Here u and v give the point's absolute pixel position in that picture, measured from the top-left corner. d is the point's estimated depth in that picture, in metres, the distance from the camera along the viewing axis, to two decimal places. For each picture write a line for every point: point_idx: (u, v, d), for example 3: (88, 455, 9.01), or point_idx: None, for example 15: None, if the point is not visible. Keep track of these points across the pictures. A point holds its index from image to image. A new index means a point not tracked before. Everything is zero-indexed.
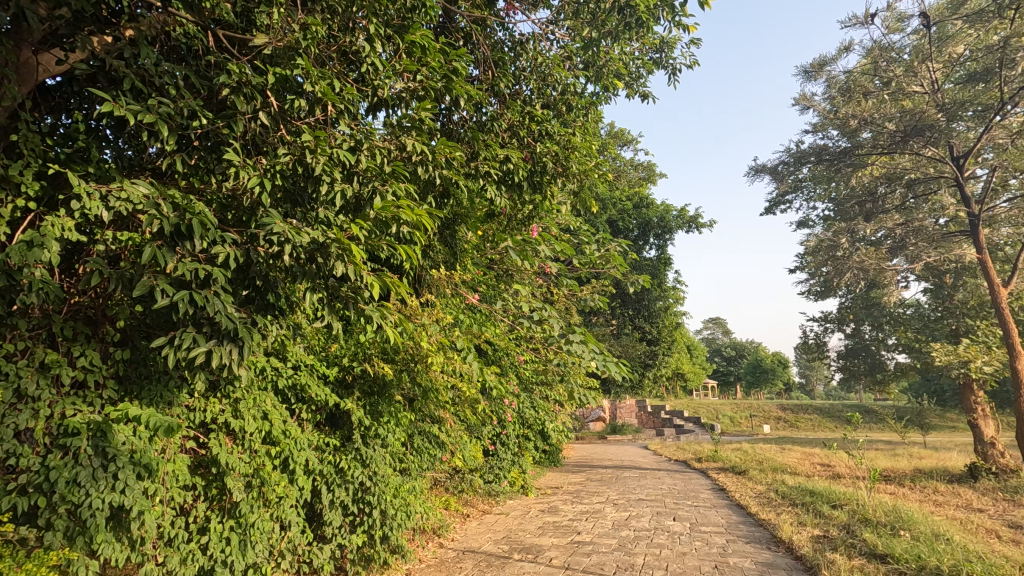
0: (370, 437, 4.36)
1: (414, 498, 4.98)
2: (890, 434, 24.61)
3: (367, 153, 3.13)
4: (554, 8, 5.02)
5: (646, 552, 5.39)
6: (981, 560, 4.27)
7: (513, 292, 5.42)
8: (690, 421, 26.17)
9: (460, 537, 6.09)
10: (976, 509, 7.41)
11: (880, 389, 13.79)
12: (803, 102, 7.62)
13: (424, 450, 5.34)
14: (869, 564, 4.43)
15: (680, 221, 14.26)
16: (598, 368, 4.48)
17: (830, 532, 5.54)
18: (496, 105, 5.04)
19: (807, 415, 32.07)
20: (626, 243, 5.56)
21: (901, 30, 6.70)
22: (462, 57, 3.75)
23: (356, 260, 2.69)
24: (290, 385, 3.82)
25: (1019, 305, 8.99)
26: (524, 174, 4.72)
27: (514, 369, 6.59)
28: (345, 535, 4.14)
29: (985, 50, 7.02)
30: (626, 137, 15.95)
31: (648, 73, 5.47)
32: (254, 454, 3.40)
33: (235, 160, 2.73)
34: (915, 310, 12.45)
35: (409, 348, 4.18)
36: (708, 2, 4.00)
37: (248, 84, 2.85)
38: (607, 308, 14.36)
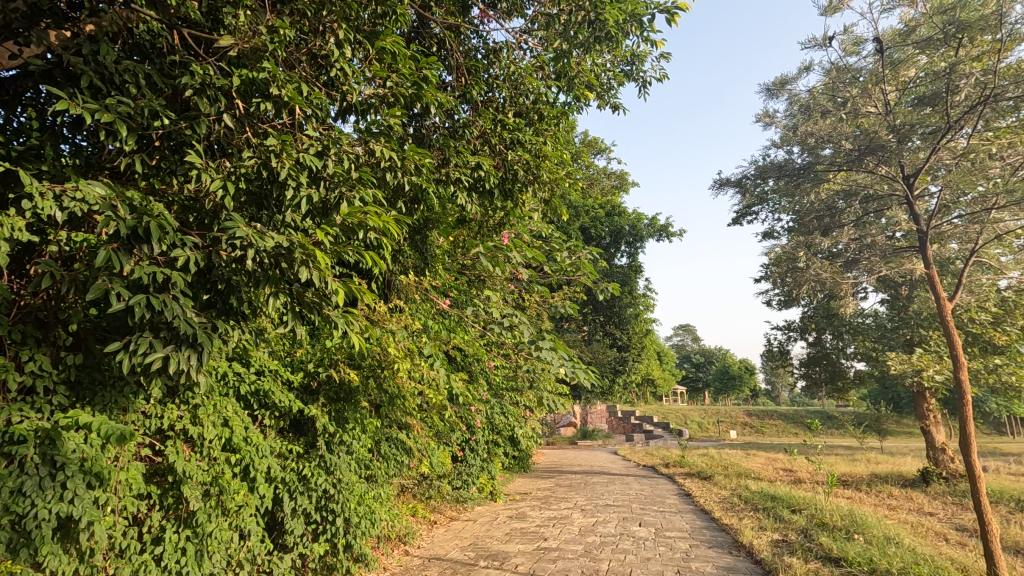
0: (335, 444, 4.32)
1: (380, 505, 4.93)
2: (850, 439, 25.45)
3: (334, 158, 3.10)
4: (527, 17, 5.07)
5: (611, 557, 5.45)
6: (929, 563, 4.44)
7: (484, 297, 5.42)
8: (660, 427, 26.58)
9: (426, 544, 6.05)
10: (927, 513, 7.70)
11: (840, 396, 14.23)
12: (765, 119, 7.78)
13: (390, 457, 5.29)
14: (824, 567, 4.58)
15: (650, 229, 14.51)
16: (567, 375, 4.53)
17: (789, 536, 5.70)
18: (468, 112, 5.06)
19: (772, 421, 32.89)
20: (597, 251, 5.62)
21: (856, 53, 6.92)
22: (432, 65, 3.76)
23: (321, 267, 2.67)
24: (252, 391, 3.75)
25: (968, 317, 9.41)
26: (495, 182, 4.79)
27: (483, 375, 6.60)
28: (307, 544, 4.07)
29: (934, 76, 7.20)
30: (599, 146, 16.14)
31: (619, 85, 5.55)
32: (213, 462, 3.32)
33: (197, 162, 2.68)
34: (874, 321, 12.71)
35: (376, 354, 4.16)
36: (675, 19, 4.10)
37: (212, 86, 2.81)
38: (578, 315, 14.49)
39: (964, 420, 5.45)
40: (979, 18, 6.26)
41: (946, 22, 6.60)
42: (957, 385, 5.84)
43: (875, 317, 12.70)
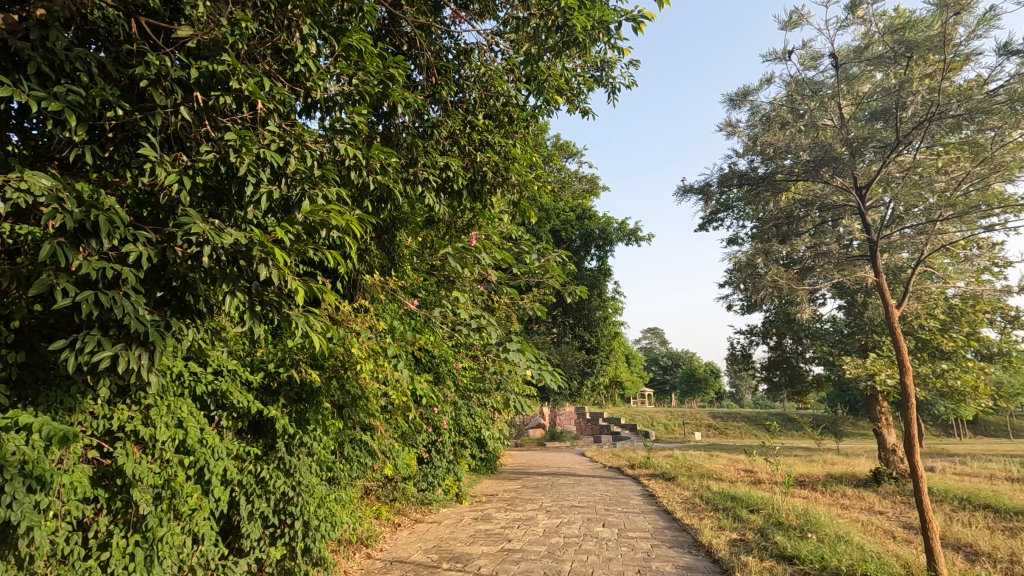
0: (295, 446, 4.22)
1: (341, 508, 4.86)
2: (808, 440, 26.31)
3: (297, 155, 3.05)
4: (499, 19, 5.08)
5: (573, 558, 5.49)
6: (876, 560, 4.62)
7: (452, 299, 5.40)
8: (627, 429, 26.92)
9: (389, 548, 5.97)
10: (877, 511, 8.02)
11: (799, 399, 14.67)
12: (727, 127, 7.92)
13: (353, 458, 5.22)
14: (778, 565, 4.73)
15: (620, 233, 14.67)
16: (533, 376, 4.54)
17: (746, 535, 5.84)
18: (437, 112, 5.06)
19: (735, 422, 33.74)
20: (565, 254, 5.65)
21: (813, 67, 7.12)
22: (400, 64, 3.73)
23: (280, 265, 2.62)
24: (209, 392, 3.65)
25: (919, 324, 9.82)
26: (463, 183, 4.79)
27: (451, 377, 6.57)
28: (264, 548, 3.99)
29: (883, 92, 7.38)
30: (570, 149, 16.27)
31: (588, 90, 5.61)
32: (165, 464, 3.22)
33: (152, 155, 2.59)
34: (832, 326, 13.08)
35: (339, 355, 4.11)
36: (642, 28, 4.17)
37: (168, 77, 2.72)
38: (548, 317, 14.56)
39: (908, 422, 5.69)
40: (925, 38, 6.53)
41: (896, 41, 6.86)
42: (904, 388, 6.10)
43: (833, 323, 13.09)
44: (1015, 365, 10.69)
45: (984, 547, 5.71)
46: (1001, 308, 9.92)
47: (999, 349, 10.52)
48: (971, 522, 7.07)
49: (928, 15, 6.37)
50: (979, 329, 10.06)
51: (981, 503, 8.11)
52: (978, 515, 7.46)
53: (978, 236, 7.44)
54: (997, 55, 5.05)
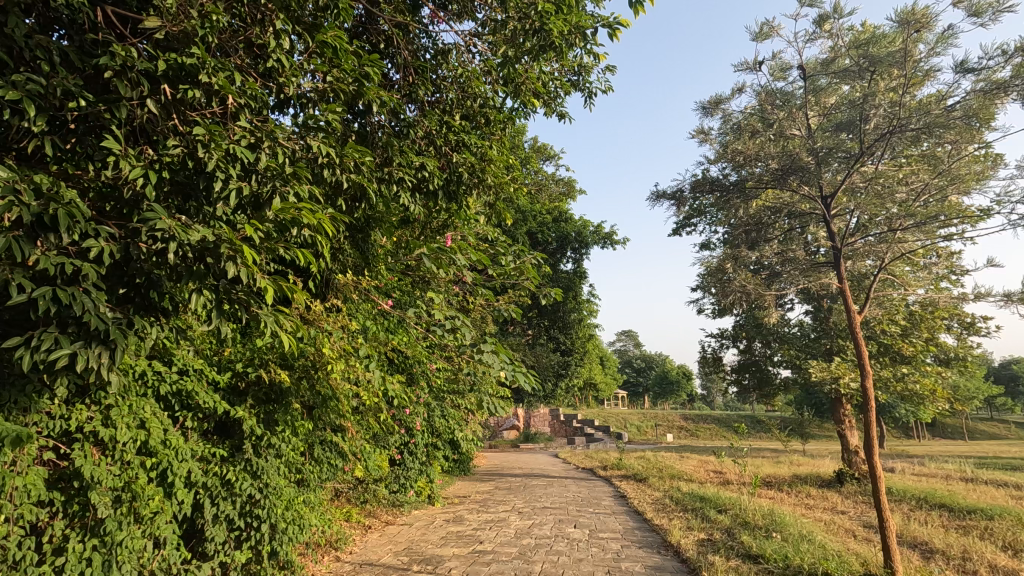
0: (262, 447, 4.14)
1: (309, 510, 4.78)
2: (776, 442, 26.92)
3: (268, 151, 3.01)
4: (478, 21, 5.09)
5: (544, 559, 5.51)
6: (836, 558, 4.75)
7: (426, 299, 5.36)
8: (601, 430, 27.13)
9: (359, 550, 5.90)
10: (839, 511, 8.25)
11: (767, 401, 14.99)
12: (700, 135, 7.99)
13: (323, 460, 5.14)
14: (743, 564, 4.82)
15: (595, 237, 14.76)
16: (506, 378, 4.55)
17: (713, 535, 5.95)
18: (414, 112, 5.06)
19: (706, 424, 34.32)
20: (540, 256, 5.67)
21: (782, 78, 7.28)
22: (375, 63, 3.70)
23: (248, 263, 2.58)
24: (174, 392, 3.57)
25: (882, 329, 10.15)
26: (439, 183, 4.78)
27: (424, 378, 6.53)
28: (228, 552, 3.90)
29: (848, 106, 6.92)
30: (548, 152, 16.33)
31: (565, 93, 5.65)
32: (126, 466, 3.13)
33: (116, 148, 2.52)
34: (799, 330, 13.40)
35: (309, 354, 4.06)
36: (617, 35, 4.22)
37: (134, 69, 2.65)
38: (523, 319, 14.57)
39: (868, 424, 5.87)
40: (887, 54, 6.27)
41: (860, 55, 6.62)
42: (865, 392, 6.29)
43: (800, 327, 13.39)
44: (970, 369, 11.12)
45: (938, 545, 5.92)
46: (958, 315, 10.31)
47: (955, 354, 10.93)
48: (926, 521, 7.33)
49: (891, 30, 6.16)
50: (938, 335, 10.43)
51: (937, 502, 8.42)
52: (933, 514, 7.74)
53: (937, 245, 7.73)
54: (954, 73, 5.26)
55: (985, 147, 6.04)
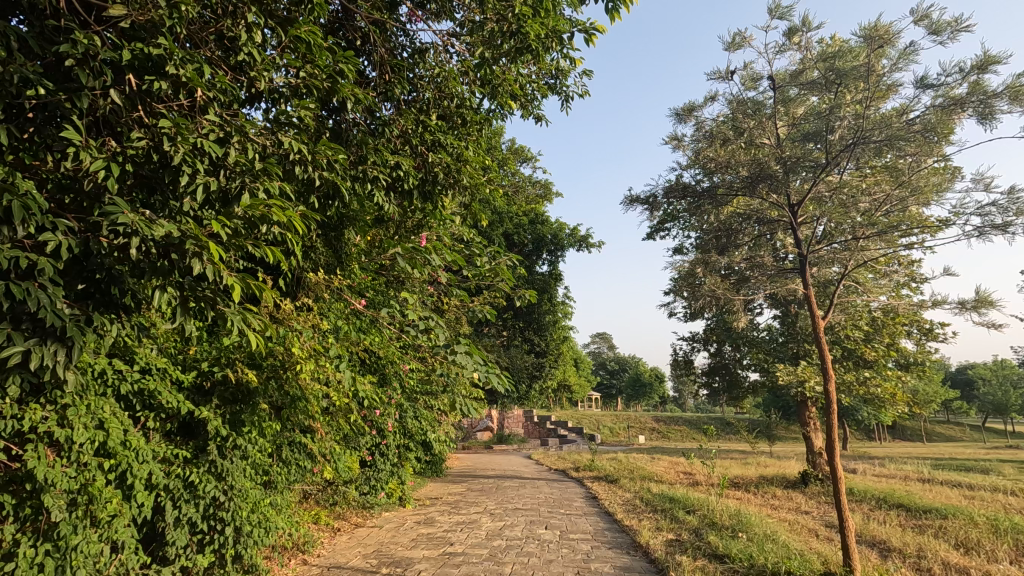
0: (228, 449, 4.04)
1: (276, 513, 4.68)
2: (743, 444, 27.51)
3: (237, 146, 2.95)
4: (456, 21, 5.08)
5: (514, 560, 5.52)
6: (799, 557, 4.87)
7: (400, 299, 5.32)
8: (574, 432, 27.31)
9: (327, 553, 5.81)
10: (803, 511, 8.46)
11: (736, 404, 15.29)
12: (674, 141, 8.02)
13: (292, 461, 5.05)
14: (709, 564, 4.91)
15: (571, 239, 14.84)
16: (479, 379, 4.53)
17: (682, 536, 6.04)
18: (389, 110, 5.01)
19: (677, 426, 34.84)
20: (515, 258, 5.67)
21: (754, 87, 7.41)
22: (350, 60, 3.65)
23: (215, 260, 2.52)
24: (135, 391, 3.45)
25: (846, 334, 10.46)
26: (414, 183, 4.76)
27: (396, 379, 6.46)
28: (190, 556, 3.79)
29: (815, 117, 6.64)
30: (525, 154, 16.37)
31: (542, 96, 5.68)
32: (82, 468, 3.01)
33: (76, 139, 2.44)
34: (768, 335, 13.66)
35: (279, 353, 3.98)
36: (593, 40, 4.26)
37: (97, 57, 2.56)
38: (498, 320, 14.56)
39: (831, 427, 6.03)
40: (851, 67, 6.20)
41: (827, 68, 6.47)
42: (828, 395, 6.46)
43: (769, 332, 13.64)
44: (928, 374, 11.53)
45: (895, 544, 6.13)
46: (917, 321, 10.68)
47: (914, 359, 11.32)
48: (885, 521, 7.57)
49: (855, 44, 6.21)
50: (898, 340, 10.78)
51: (895, 502, 8.71)
52: (892, 514, 8.00)
53: (898, 254, 7.99)
54: (914, 88, 5.46)
55: (944, 161, 6.26)
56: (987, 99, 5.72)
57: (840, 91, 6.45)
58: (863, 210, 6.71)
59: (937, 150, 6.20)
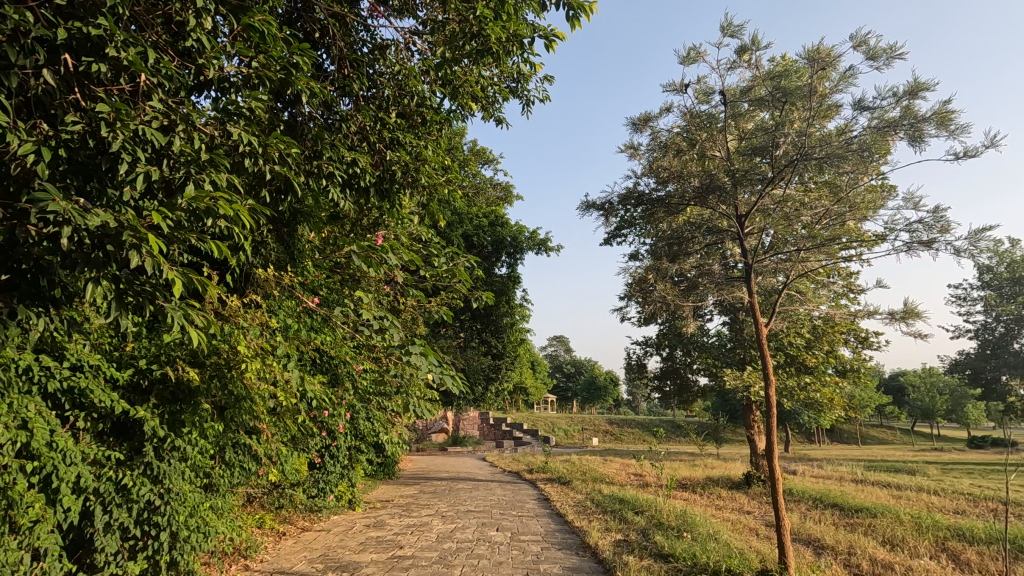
0: (166, 450, 3.86)
1: (217, 517, 4.51)
2: (692, 446, 28.34)
3: (183, 135, 2.83)
4: (419, 19, 5.04)
5: (464, 563, 5.50)
6: (738, 555, 5.05)
7: (355, 298, 5.23)
8: (529, 434, 27.47)
9: (271, 558, 5.63)
10: (745, 511, 8.79)
11: (685, 407, 15.73)
12: (630, 150, 8.16)
13: (235, 463, 4.88)
14: (654, 563, 5.02)
15: (530, 242, 14.91)
16: (434, 379, 4.49)
17: (629, 536, 6.17)
18: (347, 105, 4.93)
19: (630, 429, 35.56)
20: (473, 259, 5.66)
21: (706, 101, 7.62)
22: (306, 52, 3.56)
23: (155, 253, 2.40)
24: (65, 389, 3.26)
25: (789, 341, 10.92)
26: (371, 180, 4.69)
27: (348, 379, 6.32)
28: (121, 562, 3.61)
29: (762, 131, 6.75)
30: (487, 155, 16.36)
31: (503, 99, 5.69)
32: (1, 471, 2.83)
33: (2, 120, 2.29)
34: (716, 340, 14.08)
35: (223, 352, 3.83)
36: (553, 46, 4.31)
37: (29, 34, 2.41)
38: (455, 322, 14.50)
39: (771, 430, 6.27)
40: (796, 87, 6.36)
41: (774, 86, 6.57)
42: (769, 400, 6.72)
43: (718, 338, 14.05)
44: (863, 380, 12.16)
45: (828, 542, 6.44)
46: (854, 330, 11.26)
47: (851, 366, 11.93)
48: (820, 520, 7.95)
49: (799, 64, 6.32)
50: (837, 347, 11.33)
51: (829, 502, 9.15)
52: (826, 513, 8.41)
53: (838, 265, 8.39)
54: (851, 108, 5.77)
55: (880, 179, 6.62)
56: (917, 123, 6.06)
57: (787, 109, 6.62)
58: (805, 223, 7.02)
59: (874, 169, 6.54)
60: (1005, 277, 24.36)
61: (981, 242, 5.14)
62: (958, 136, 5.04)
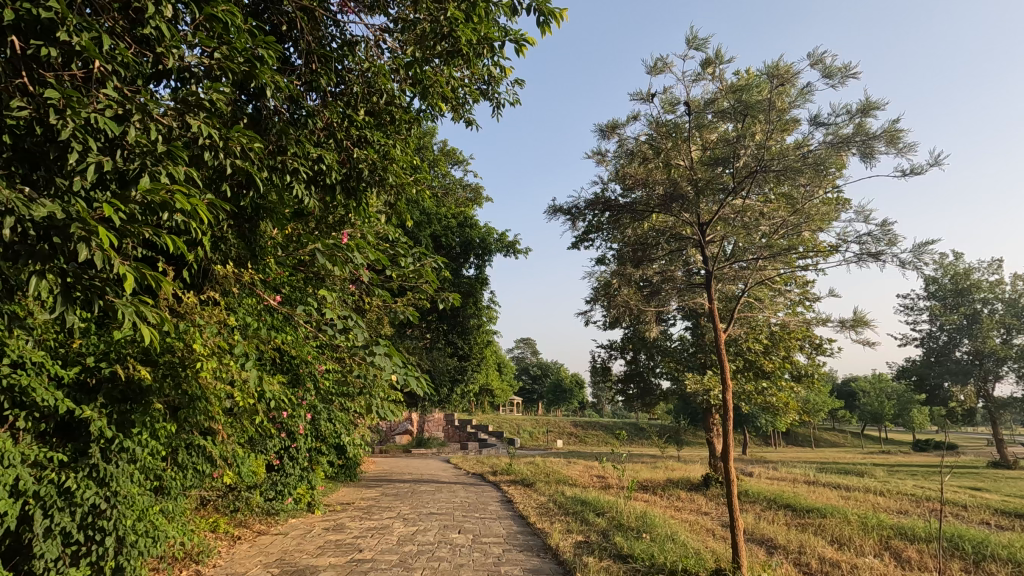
0: (114, 452, 3.71)
1: (168, 521, 4.36)
2: (654, 449, 28.82)
3: (139, 126, 2.74)
4: (390, 17, 5.00)
5: (424, 566, 5.46)
6: (694, 555, 5.18)
7: (318, 297, 5.14)
8: (494, 437, 27.44)
9: (225, 563, 5.47)
10: (703, 512, 9.02)
11: (648, 410, 16.01)
12: (598, 155, 8.24)
13: (188, 466, 4.72)
14: (614, 564, 5.10)
15: (499, 244, 14.93)
16: (398, 381, 4.44)
17: (590, 537, 6.25)
18: (314, 101, 4.85)
19: (594, 432, 35.97)
20: (441, 260, 5.63)
21: (672, 111, 7.77)
22: (271, 45, 3.47)
23: (105, 247, 2.32)
24: (4, 387, 3.09)
25: (748, 348, 11.24)
26: (337, 177, 4.62)
27: (310, 379, 6.20)
28: (61, 569, 3.46)
29: (724, 142, 6.90)
30: (457, 156, 16.30)
31: (474, 101, 5.69)
32: None
33: None
34: (679, 344, 14.37)
35: (177, 350, 3.70)
36: (523, 50, 4.33)
37: None
38: (422, 323, 14.39)
39: (727, 433, 6.44)
40: (756, 101, 6.46)
41: (737, 99, 6.67)
42: (727, 403, 6.90)
43: (681, 342, 14.35)
44: (816, 385, 12.62)
45: (780, 541, 6.66)
46: (809, 336, 11.66)
47: (806, 371, 12.37)
48: (773, 520, 8.22)
49: (759, 79, 6.42)
50: (793, 353, 11.73)
51: (782, 503, 9.46)
52: (779, 513, 8.68)
53: (795, 274, 8.68)
54: (808, 124, 5.97)
55: (834, 193, 6.89)
56: (869, 140, 6.30)
57: (748, 122, 6.70)
58: (763, 233, 7.25)
59: (830, 182, 6.80)
60: (949, 288, 25.77)
61: (925, 256, 5.40)
62: (905, 154, 5.28)
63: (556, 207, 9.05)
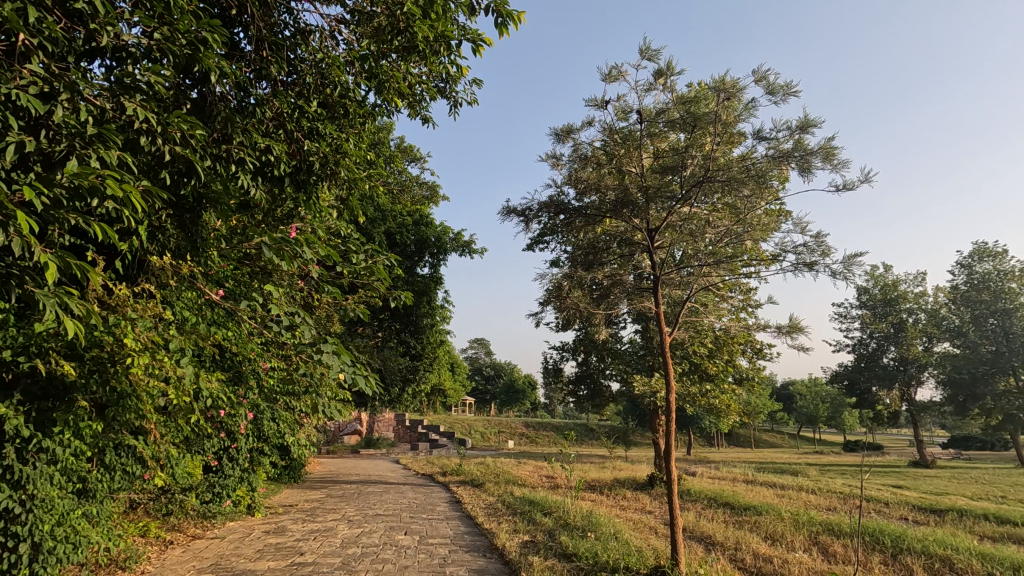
0: (31, 452, 3.48)
1: (90, 525, 4.12)
2: (602, 450, 29.34)
3: (68, 106, 2.58)
4: (346, 8, 4.89)
5: (367, 568, 5.36)
6: (636, 553, 5.30)
7: (263, 292, 4.97)
8: (445, 437, 27.25)
9: (154, 569, 5.21)
10: (647, 510, 9.26)
11: (597, 411, 16.27)
12: (553, 159, 8.32)
13: (116, 467, 4.47)
14: (558, 563, 5.15)
15: (455, 244, 14.83)
16: (345, 380, 4.33)
17: (536, 537, 6.30)
18: (264, 90, 4.69)
19: (544, 432, 36.28)
20: (392, 258, 5.53)
21: (625, 119, 7.92)
22: (216, 28, 3.32)
23: (24, 232, 2.17)
24: None
25: (693, 351, 11.60)
26: (285, 169, 4.47)
27: (252, 377, 5.98)
28: None
29: (673, 151, 7.09)
30: (414, 153, 16.10)
31: (430, 98, 5.63)
32: None
33: None
34: (629, 347, 14.67)
35: (106, 344, 3.49)
36: (480, 51, 4.33)
37: None
38: (373, 321, 14.12)
39: (669, 434, 6.62)
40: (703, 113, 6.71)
41: (686, 110, 6.89)
42: (670, 405, 7.09)
43: (631, 345, 14.65)
44: (757, 388, 13.16)
45: (718, 538, 6.90)
46: (750, 341, 12.16)
47: (747, 375, 12.87)
48: (713, 518, 8.52)
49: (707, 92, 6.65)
50: (735, 357, 12.18)
51: (721, 501, 9.82)
52: (718, 512, 9.00)
53: (738, 281, 9.01)
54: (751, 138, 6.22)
55: (776, 205, 7.18)
56: (807, 155, 6.61)
57: (698, 132, 6.95)
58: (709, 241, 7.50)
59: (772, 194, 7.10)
60: (878, 297, 27.47)
61: (855, 267, 5.72)
62: (839, 170, 5.58)
63: (511, 210, 9.09)
